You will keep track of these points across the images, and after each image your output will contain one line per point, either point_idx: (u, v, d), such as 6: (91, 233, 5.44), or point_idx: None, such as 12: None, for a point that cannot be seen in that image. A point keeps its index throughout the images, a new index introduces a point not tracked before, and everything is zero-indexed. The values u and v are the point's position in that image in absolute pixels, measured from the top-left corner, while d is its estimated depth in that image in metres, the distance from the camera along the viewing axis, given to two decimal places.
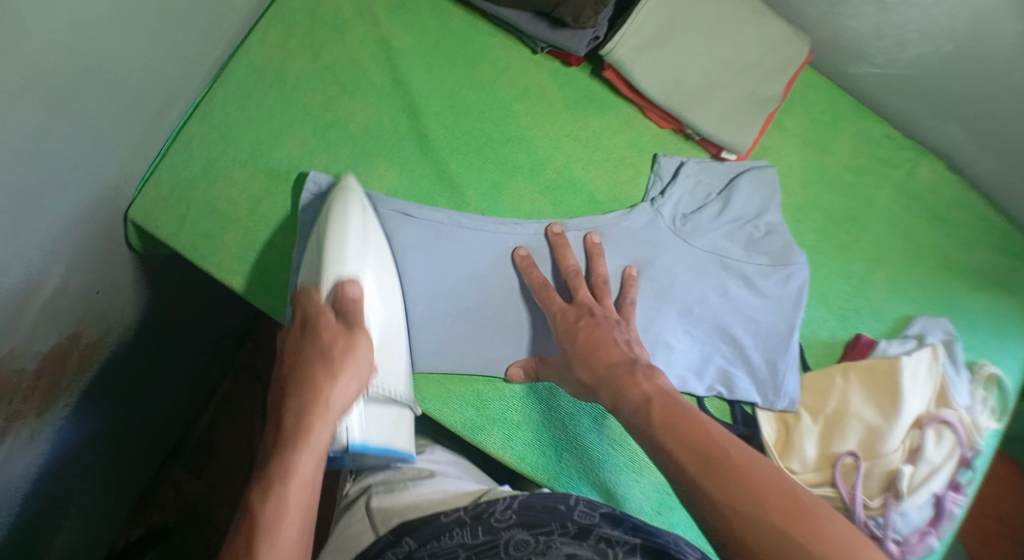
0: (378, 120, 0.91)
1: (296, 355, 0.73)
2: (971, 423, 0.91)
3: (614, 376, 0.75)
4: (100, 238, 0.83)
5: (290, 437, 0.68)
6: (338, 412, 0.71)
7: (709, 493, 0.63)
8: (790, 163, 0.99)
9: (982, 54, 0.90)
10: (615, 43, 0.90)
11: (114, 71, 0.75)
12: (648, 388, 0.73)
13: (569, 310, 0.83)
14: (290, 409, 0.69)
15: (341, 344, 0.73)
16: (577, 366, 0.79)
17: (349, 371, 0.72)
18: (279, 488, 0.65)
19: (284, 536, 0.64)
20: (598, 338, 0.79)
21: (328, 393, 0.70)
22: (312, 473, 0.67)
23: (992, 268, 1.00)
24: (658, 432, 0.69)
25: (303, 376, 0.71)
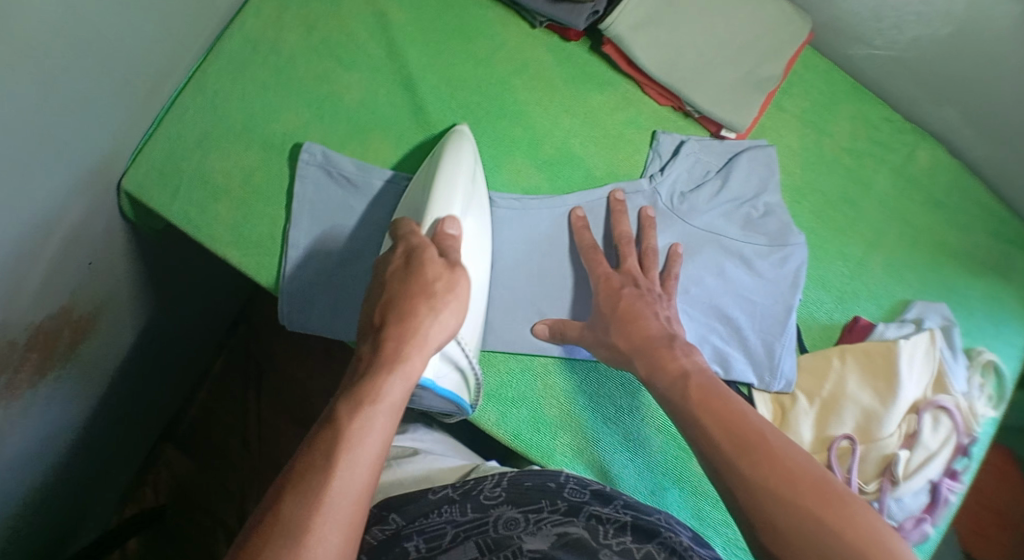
0: (374, 94, 0.91)
1: (395, 281, 0.69)
2: (968, 410, 0.90)
3: (653, 347, 0.76)
4: (93, 209, 0.82)
5: (384, 361, 0.64)
6: (435, 343, 0.67)
7: (739, 474, 0.64)
8: (789, 144, 0.98)
9: (981, 38, 0.89)
10: (614, 18, 0.89)
11: (106, 39, 0.74)
12: (690, 364, 0.73)
13: (613, 278, 0.83)
14: (389, 329, 0.66)
15: (445, 277, 0.70)
16: (611, 334, 0.80)
17: (450, 308, 0.69)
18: (365, 410, 0.62)
19: (364, 454, 0.60)
20: (641, 309, 0.79)
21: (427, 326, 0.67)
22: (397, 404, 0.63)
23: (989, 254, 0.99)
24: (693, 410, 0.70)
25: (402, 304, 0.67)
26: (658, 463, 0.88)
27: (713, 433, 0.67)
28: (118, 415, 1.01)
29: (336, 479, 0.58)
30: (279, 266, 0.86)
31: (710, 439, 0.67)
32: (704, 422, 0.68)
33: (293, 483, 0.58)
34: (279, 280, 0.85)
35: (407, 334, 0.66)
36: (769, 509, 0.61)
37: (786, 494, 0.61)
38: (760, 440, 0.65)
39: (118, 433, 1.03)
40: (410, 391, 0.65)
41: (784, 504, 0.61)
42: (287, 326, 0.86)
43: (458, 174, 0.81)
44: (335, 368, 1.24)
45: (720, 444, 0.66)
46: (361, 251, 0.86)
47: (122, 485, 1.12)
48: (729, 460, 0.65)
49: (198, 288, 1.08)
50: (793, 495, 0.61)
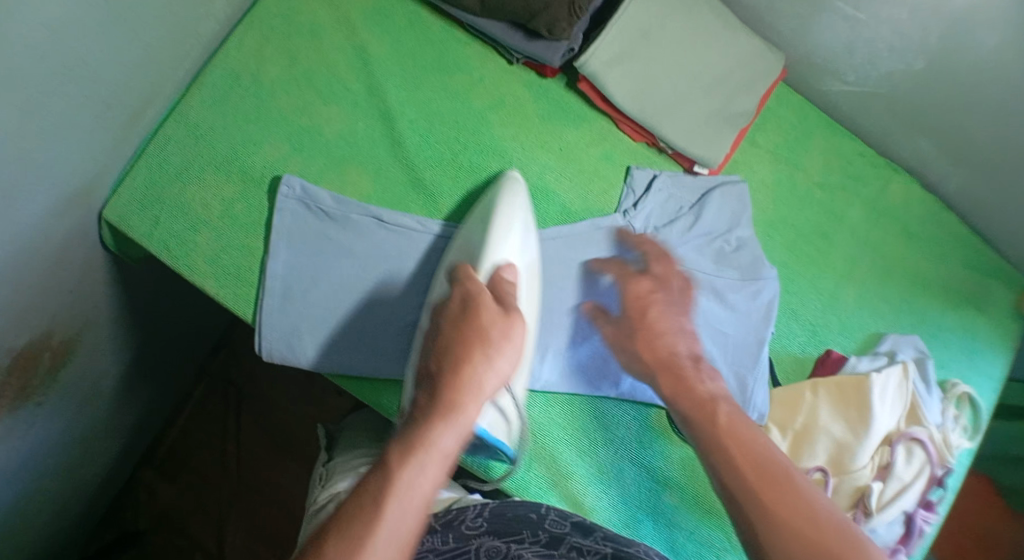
0: (352, 126, 0.92)
1: (451, 327, 0.71)
2: (942, 442, 0.91)
3: (680, 368, 0.78)
4: (74, 237, 0.84)
5: (441, 410, 0.67)
6: (489, 390, 0.70)
7: (770, 515, 0.66)
8: (762, 178, 1.00)
9: (953, 73, 0.90)
10: (588, 55, 0.91)
11: (86, 74, 0.75)
12: (705, 389, 0.76)
13: (642, 283, 0.85)
14: (446, 378, 0.69)
15: (502, 325, 0.71)
16: (639, 346, 0.81)
17: (505, 356, 0.70)
18: (418, 458, 0.65)
19: (408, 504, 0.63)
20: (667, 320, 0.82)
21: (480, 377, 0.69)
22: (449, 451, 0.67)
23: (961, 285, 1.01)
24: (721, 437, 0.72)
25: (456, 352, 0.69)
26: (633, 495, 0.88)
27: (741, 469, 0.69)
28: (126, 401, 1.05)
29: (384, 522, 0.62)
30: (256, 296, 0.87)
31: (736, 470, 0.69)
32: (729, 459, 0.70)
33: (346, 524, 0.62)
34: (255, 309, 0.86)
35: (461, 384, 0.68)
36: (798, 552, 0.63)
37: (819, 542, 0.63)
38: (785, 484, 0.68)
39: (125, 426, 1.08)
40: (461, 440, 0.68)
41: (814, 551, 0.63)
42: (262, 356, 0.86)
43: (516, 215, 0.84)
44: (317, 396, 1.25)
45: (749, 481, 0.68)
46: (337, 282, 0.87)
47: (101, 511, 1.12)
48: (756, 501, 0.67)
49: (193, 308, 1.12)
50: (825, 546, 0.63)
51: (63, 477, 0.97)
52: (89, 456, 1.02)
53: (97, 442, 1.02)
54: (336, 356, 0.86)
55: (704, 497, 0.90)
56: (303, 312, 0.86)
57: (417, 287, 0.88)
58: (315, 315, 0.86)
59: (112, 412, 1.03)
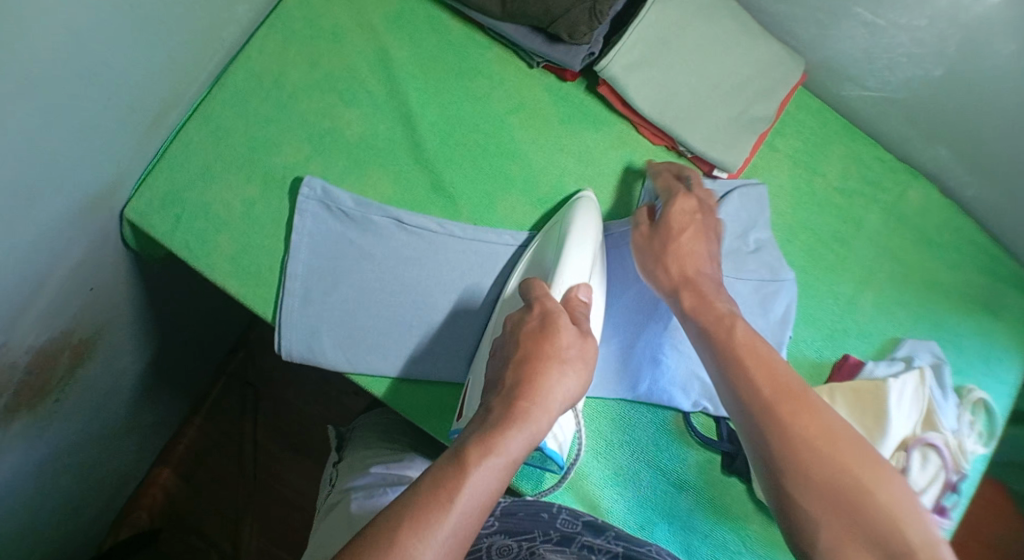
0: (373, 129, 0.93)
1: (529, 341, 0.73)
2: (957, 447, 0.91)
3: (705, 288, 0.80)
4: (97, 237, 0.84)
5: (516, 416, 0.67)
6: (561, 407, 0.71)
7: (781, 425, 0.68)
8: (780, 182, 1.00)
9: (972, 80, 0.90)
10: (609, 59, 0.91)
11: (112, 76, 0.76)
12: (721, 304, 0.78)
13: (686, 204, 0.86)
14: (523, 388, 0.69)
15: (578, 344, 0.73)
16: (668, 258, 0.83)
17: (577, 375, 0.72)
18: (490, 460, 0.64)
19: (474, 499, 0.62)
20: (699, 244, 0.84)
21: (554, 391, 0.70)
22: (517, 458, 0.66)
23: (979, 292, 1.00)
24: (737, 350, 0.73)
25: (536, 365, 0.71)
26: (648, 497, 0.89)
27: (758, 383, 0.70)
28: (145, 398, 1.06)
29: (449, 517, 0.60)
30: (277, 296, 0.87)
31: (753, 381, 0.71)
32: (744, 375, 0.71)
33: (416, 507, 0.61)
34: (276, 310, 0.87)
35: (537, 395, 0.69)
36: (807, 459, 0.66)
37: (830, 452, 0.66)
38: (797, 399, 0.69)
39: (143, 422, 1.08)
40: (530, 449, 0.68)
41: (823, 458, 0.66)
42: (284, 355, 0.87)
43: (588, 229, 0.86)
44: (334, 396, 1.26)
45: (762, 392, 0.70)
46: (358, 283, 0.88)
47: (116, 509, 1.13)
48: (770, 413, 0.68)
49: (210, 308, 1.12)
50: (838, 459, 0.66)
51: (82, 470, 0.97)
52: (110, 449, 1.02)
53: (116, 438, 1.03)
54: (356, 356, 0.87)
55: (721, 502, 0.90)
56: (324, 312, 0.87)
57: (438, 289, 0.89)
58: (335, 316, 0.87)
59: (134, 407, 1.04)
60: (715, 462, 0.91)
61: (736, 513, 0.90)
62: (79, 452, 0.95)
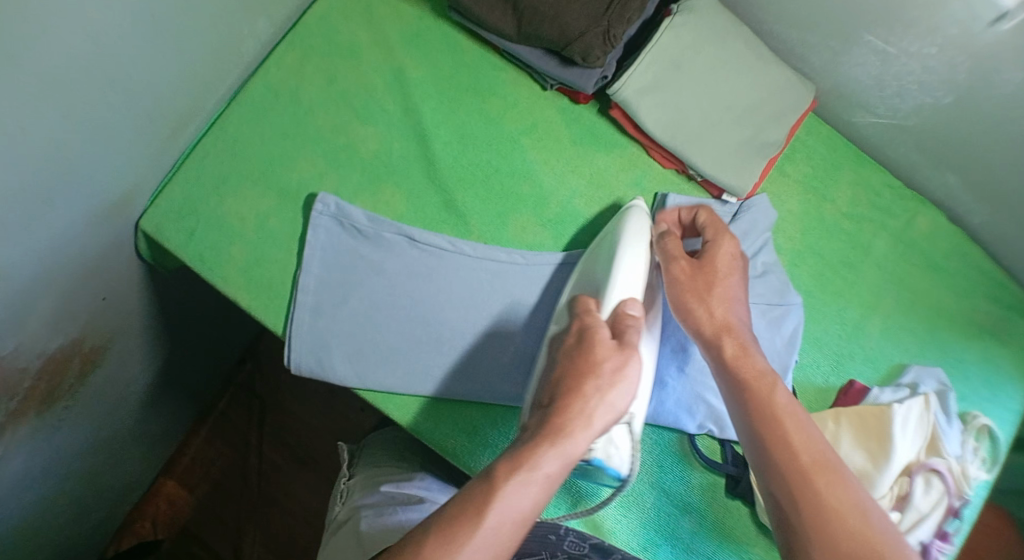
0: (388, 147, 0.94)
1: (567, 361, 0.72)
2: (960, 473, 0.91)
3: (745, 340, 0.79)
4: (111, 246, 0.85)
5: (551, 431, 0.67)
6: (600, 425, 0.69)
7: (811, 495, 0.70)
8: (789, 207, 1.01)
9: (982, 108, 0.91)
10: (622, 83, 0.92)
11: (131, 88, 0.77)
12: (754, 367, 0.77)
13: (732, 250, 0.84)
14: (560, 403, 0.68)
15: (617, 361, 0.71)
16: (710, 300, 0.81)
17: (619, 390, 0.69)
18: (522, 475, 0.65)
19: (504, 518, 0.63)
20: (737, 294, 0.83)
21: (593, 406, 0.68)
22: (552, 474, 0.66)
23: (985, 319, 1.01)
24: (779, 412, 0.74)
25: (571, 380, 0.70)
26: (651, 518, 0.90)
27: (796, 452, 0.72)
28: (151, 408, 1.06)
29: (477, 535, 0.62)
30: (288, 310, 0.88)
31: (793, 449, 0.72)
32: (779, 438, 0.73)
33: (446, 520, 0.63)
34: (287, 323, 0.88)
35: (575, 409, 0.68)
36: (834, 534, 0.67)
37: (859, 532, 0.68)
38: (829, 474, 0.71)
39: (147, 432, 1.08)
40: (567, 465, 0.66)
41: (852, 536, 0.67)
42: (292, 369, 0.88)
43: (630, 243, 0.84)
44: (340, 409, 1.27)
45: (799, 458, 0.72)
46: (369, 299, 0.89)
47: (121, 516, 1.13)
48: (802, 480, 0.71)
49: (219, 318, 1.13)
50: (864, 540, 0.67)
51: (84, 480, 0.98)
52: (113, 459, 1.02)
53: (120, 448, 1.03)
54: (364, 372, 0.88)
55: (724, 525, 0.90)
56: (334, 327, 0.88)
57: (447, 307, 0.90)
58: (345, 331, 0.88)
59: (139, 418, 1.04)
60: (720, 485, 0.91)
61: (739, 536, 0.90)
62: (84, 459, 0.95)
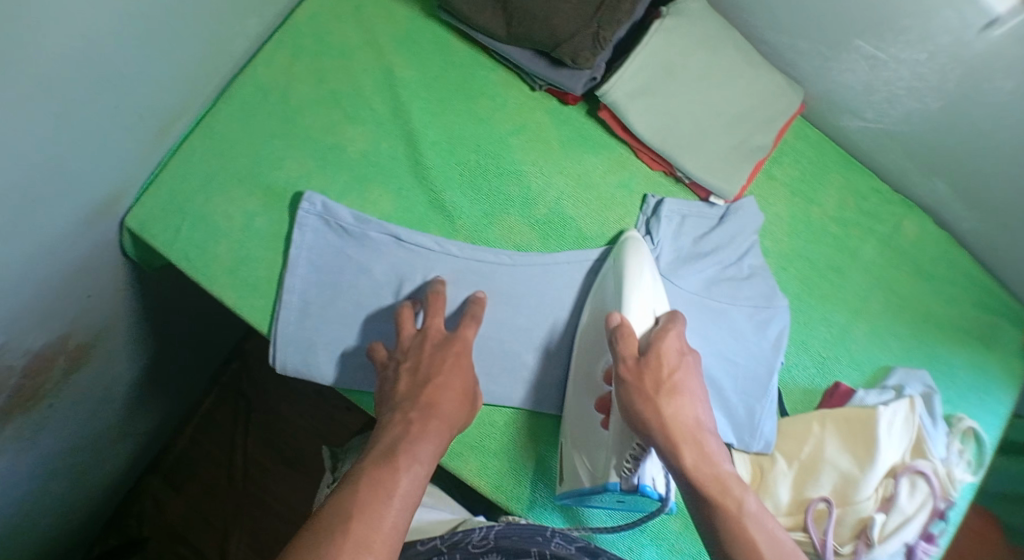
0: (376, 147, 0.94)
1: (412, 353, 0.80)
2: (946, 476, 0.91)
3: (700, 448, 0.71)
4: (96, 244, 0.85)
5: (423, 412, 0.74)
6: (463, 399, 0.78)
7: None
8: (777, 211, 1.01)
9: (970, 115, 0.91)
10: (611, 85, 0.92)
11: (118, 87, 0.76)
12: (712, 472, 0.70)
13: (663, 362, 0.75)
14: (431, 386, 0.76)
15: (458, 357, 0.80)
16: (653, 414, 0.72)
17: (470, 372, 0.80)
18: (410, 459, 0.69)
19: (402, 493, 0.67)
20: (681, 408, 0.73)
21: (453, 388, 0.77)
22: (434, 454, 0.71)
23: (971, 324, 1.01)
24: (741, 531, 0.68)
25: (435, 370, 0.78)
26: (636, 519, 0.90)
27: None
28: (135, 406, 1.05)
29: (383, 512, 0.65)
30: (275, 309, 0.88)
31: None
32: (747, 551, 0.67)
33: (353, 503, 0.65)
34: (273, 322, 0.88)
35: (444, 390, 0.76)
36: None
37: None
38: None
39: (132, 429, 1.07)
40: (442, 445, 0.73)
41: None
42: (278, 369, 0.88)
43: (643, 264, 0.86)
44: (327, 410, 1.27)
45: None
46: (355, 300, 0.89)
47: (104, 517, 1.14)
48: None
49: (204, 318, 1.12)
50: None
51: (67, 478, 0.97)
52: (97, 456, 1.02)
53: (104, 446, 1.02)
54: (350, 373, 0.88)
55: None
56: (320, 326, 0.88)
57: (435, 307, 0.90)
58: (331, 331, 0.88)
59: (123, 415, 1.03)
60: None
61: None
62: (70, 459, 0.95)
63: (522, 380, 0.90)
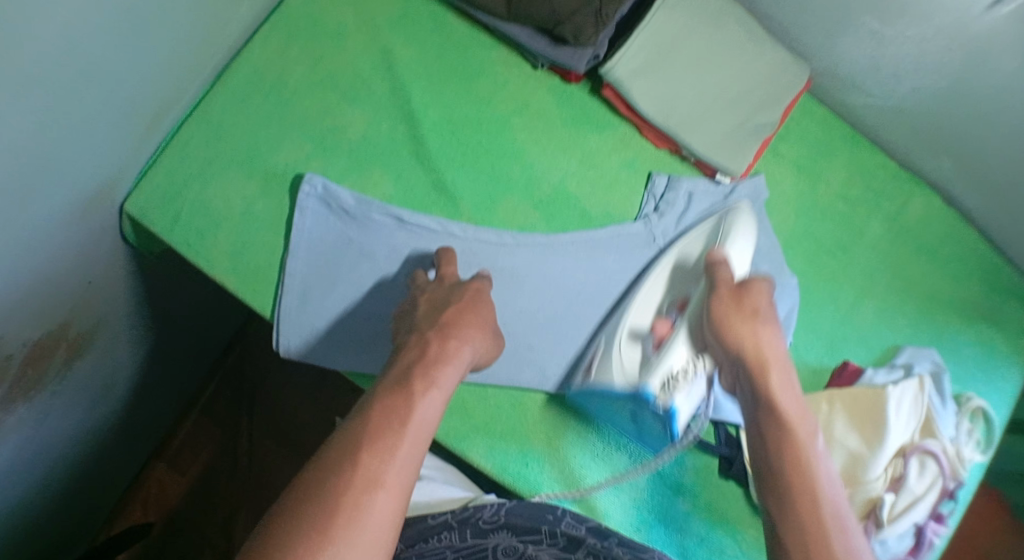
0: (375, 129, 0.93)
1: (435, 289, 0.79)
2: (955, 455, 0.90)
3: (779, 373, 0.72)
4: (96, 230, 0.84)
5: (438, 341, 0.71)
6: (479, 331, 0.75)
7: (819, 550, 0.63)
8: (783, 189, 1.00)
9: (978, 92, 0.89)
10: (614, 62, 0.91)
11: (116, 71, 0.75)
12: (790, 405, 0.70)
13: (756, 297, 0.76)
14: (447, 317, 0.74)
15: (471, 297, 0.78)
16: (740, 331, 0.74)
17: (484, 308, 0.78)
18: (428, 385, 0.67)
19: (419, 420, 0.65)
20: (767, 336, 0.74)
21: (467, 320, 0.75)
22: (451, 383, 0.69)
23: (979, 302, 1.00)
24: (792, 459, 0.68)
25: (450, 307, 0.76)
26: (645, 500, 0.89)
27: (807, 498, 0.66)
28: (141, 385, 1.04)
29: (398, 436, 0.63)
30: (277, 294, 0.87)
31: (798, 494, 0.66)
32: (798, 474, 0.67)
33: (362, 431, 0.63)
34: (276, 306, 0.87)
35: (458, 322, 0.74)
36: None
37: None
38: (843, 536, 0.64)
39: (137, 405, 1.06)
40: (461, 375, 0.71)
41: None
42: (281, 352, 0.87)
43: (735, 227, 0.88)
44: (331, 397, 1.28)
45: (817, 502, 0.65)
46: (358, 283, 0.88)
47: (111, 503, 1.13)
48: (807, 527, 0.64)
49: (209, 298, 1.11)
50: None
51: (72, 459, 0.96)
52: (104, 434, 1.01)
53: (110, 426, 1.01)
54: (355, 357, 0.88)
55: (716, 507, 0.90)
56: (323, 310, 0.87)
57: None
58: (335, 315, 0.88)
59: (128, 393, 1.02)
60: (713, 467, 0.91)
61: (732, 517, 0.90)
62: (74, 445, 0.95)
63: (528, 362, 0.89)
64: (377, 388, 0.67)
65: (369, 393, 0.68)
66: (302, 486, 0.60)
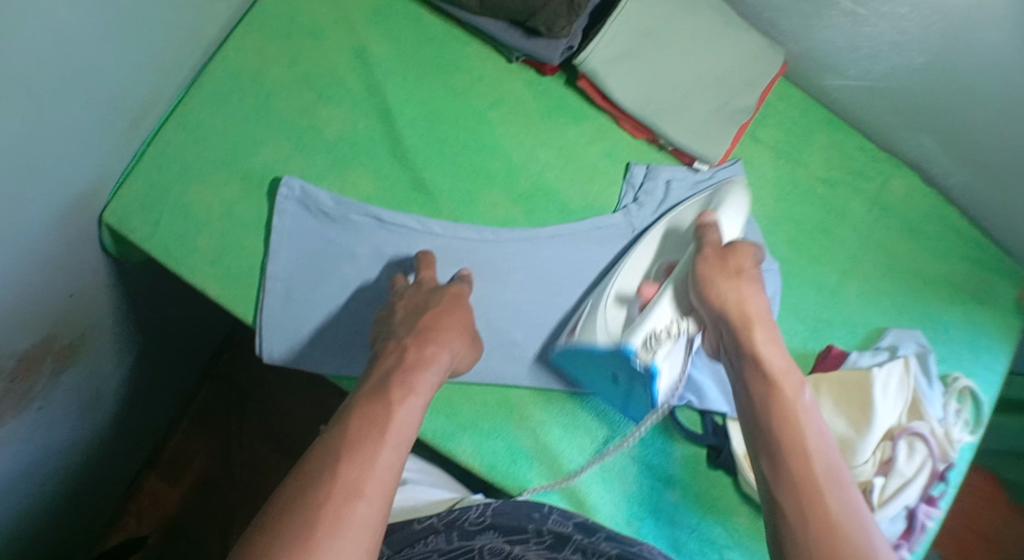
0: (352, 128, 0.92)
1: (413, 295, 0.79)
2: (943, 436, 0.91)
3: (765, 327, 0.74)
4: (75, 240, 0.83)
5: (416, 346, 0.71)
6: (457, 334, 0.75)
7: (811, 496, 0.65)
8: (764, 174, 1.00)
9: (956, 69, 0.89)
10: (588, 52, 0.91)
11: (88, 78, 0.75)
12: (779, 360, 0.72)
13: (742, 259, 0.78)
14: (425, 322, 0.74)
15: (449, 302, 0.78)
16: (726, 289, 0.75)
17: (461, 311, 0.78)
18: (407, 390, 0.67)
19: (398, 427, 0.65)
20: (753, 292, 0.75)
21: (444, 324, 0.75)
22: (430, 387, 0.69)
23: (963, 280, 1.00)
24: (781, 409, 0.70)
25: (428, 312, 0.76)
26: (635, 493, 0.89)
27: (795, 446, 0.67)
28: (127, 398, 1.04)
29: (378, 442, 0.63)
30: (260, 298, 0.87)
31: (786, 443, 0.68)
32: (786, 423, 0.69)
33: (341, 440, 0.63)
34: (259, 310, 0.86)
35: (436, 327, 0.74)
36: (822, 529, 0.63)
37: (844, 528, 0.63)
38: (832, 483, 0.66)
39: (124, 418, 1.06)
40: (440, 379, 0.71)
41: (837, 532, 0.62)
42: (265, 357, 0.86)
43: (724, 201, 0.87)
44: (322, 398, 1.27)
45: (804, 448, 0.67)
46: (340, 283, 0.88)
47: (104, 518, 1.13)
48: (795, 475, 0.66)
49: (192, 306, 1.11)
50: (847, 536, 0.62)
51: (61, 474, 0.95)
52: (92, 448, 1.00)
53: (98, 440, 1.01)
54: (339, 358, 0.87)
55: (706, 496, 0.90)
56: (306, 312, 0.87)
57: None
58: (318, 317, 0.87)
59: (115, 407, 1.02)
60: (701, 456, 0.91)
61: (722, 507, 0.89)
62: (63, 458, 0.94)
63: (512, 356, 0.89)
64: (356, 395, 0.67)
65: (348, 402, 0.67)
66: (282, 500, 0.59)
